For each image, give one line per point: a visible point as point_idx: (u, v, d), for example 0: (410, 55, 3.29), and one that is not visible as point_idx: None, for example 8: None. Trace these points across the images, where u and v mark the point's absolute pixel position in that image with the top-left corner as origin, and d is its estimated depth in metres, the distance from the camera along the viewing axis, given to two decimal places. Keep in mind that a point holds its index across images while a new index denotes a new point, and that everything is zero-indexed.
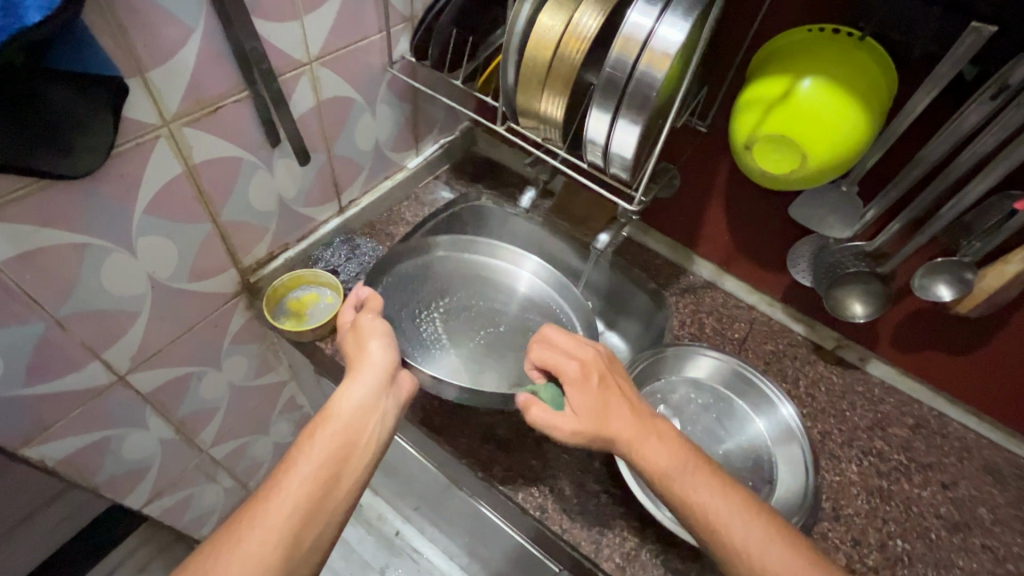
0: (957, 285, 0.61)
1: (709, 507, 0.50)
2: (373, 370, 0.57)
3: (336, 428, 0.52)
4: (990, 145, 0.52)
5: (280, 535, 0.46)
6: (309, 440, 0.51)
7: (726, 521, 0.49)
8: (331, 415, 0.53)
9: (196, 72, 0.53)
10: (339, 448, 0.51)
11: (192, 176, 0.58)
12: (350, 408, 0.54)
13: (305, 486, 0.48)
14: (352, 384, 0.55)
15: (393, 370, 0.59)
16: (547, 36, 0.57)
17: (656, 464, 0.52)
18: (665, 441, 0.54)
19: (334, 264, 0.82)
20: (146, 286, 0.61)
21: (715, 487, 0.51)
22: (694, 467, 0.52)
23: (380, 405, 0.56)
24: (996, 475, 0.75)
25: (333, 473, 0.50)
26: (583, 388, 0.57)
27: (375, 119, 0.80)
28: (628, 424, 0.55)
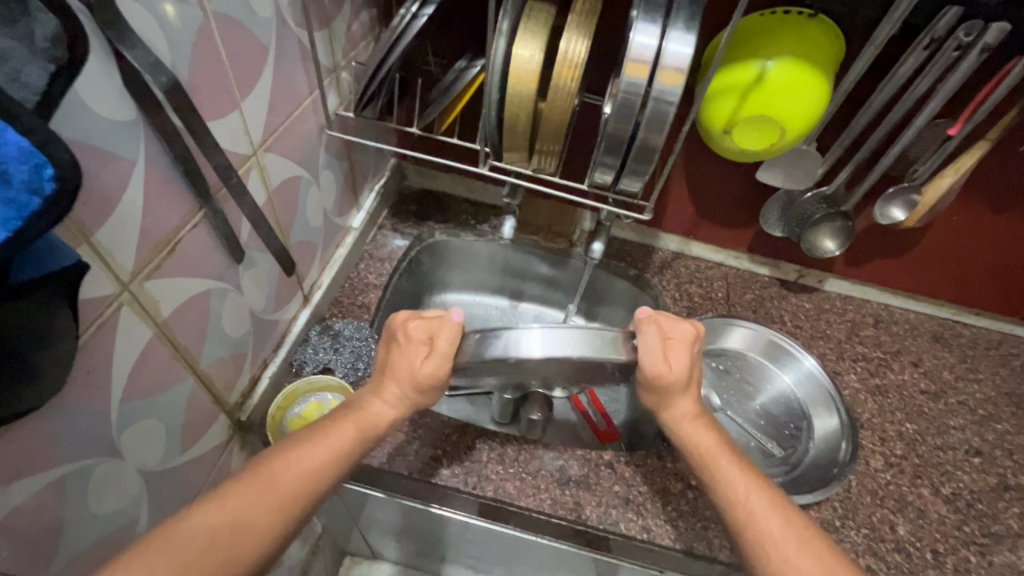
0: (907, 206, 0.71)
1: (745, 496, 0.52)
2: (414, 368, 0.53)
3: (358, 421, 0.52)
4: (924, 88, 0.60)
5: (274, 502, 0.45)
6: (332, 425, 0.51)
7: (758, 512, 0.51)
8: (360, 409, 0.53)
9: (147, 212, 0.40)
10: (357, 441, 0.51)
11: (164, 335, 0.46)
12: (367, 418, 0.53)
13: (314, 461, 0.48)
14: (381, 392, 0.54)
15: (441, 363, 0.52)
16: (528, 68, 0.52)
17: (702, 447, 0.56)
18: (711, 430, 0.57)
19: (324, 361, 0.71)
20: (140, 484, 0.48)
21: (751, 478, 0.53)
22: (734, 458, 0.55)
23: (401, 406, 0.54)
24: (941, 341, 0.91)
25: (343, 456, 0.50)
26: (685, 352, 0.54)
27: (320, 188, 0.69)
28: (690, 404, 0.57)
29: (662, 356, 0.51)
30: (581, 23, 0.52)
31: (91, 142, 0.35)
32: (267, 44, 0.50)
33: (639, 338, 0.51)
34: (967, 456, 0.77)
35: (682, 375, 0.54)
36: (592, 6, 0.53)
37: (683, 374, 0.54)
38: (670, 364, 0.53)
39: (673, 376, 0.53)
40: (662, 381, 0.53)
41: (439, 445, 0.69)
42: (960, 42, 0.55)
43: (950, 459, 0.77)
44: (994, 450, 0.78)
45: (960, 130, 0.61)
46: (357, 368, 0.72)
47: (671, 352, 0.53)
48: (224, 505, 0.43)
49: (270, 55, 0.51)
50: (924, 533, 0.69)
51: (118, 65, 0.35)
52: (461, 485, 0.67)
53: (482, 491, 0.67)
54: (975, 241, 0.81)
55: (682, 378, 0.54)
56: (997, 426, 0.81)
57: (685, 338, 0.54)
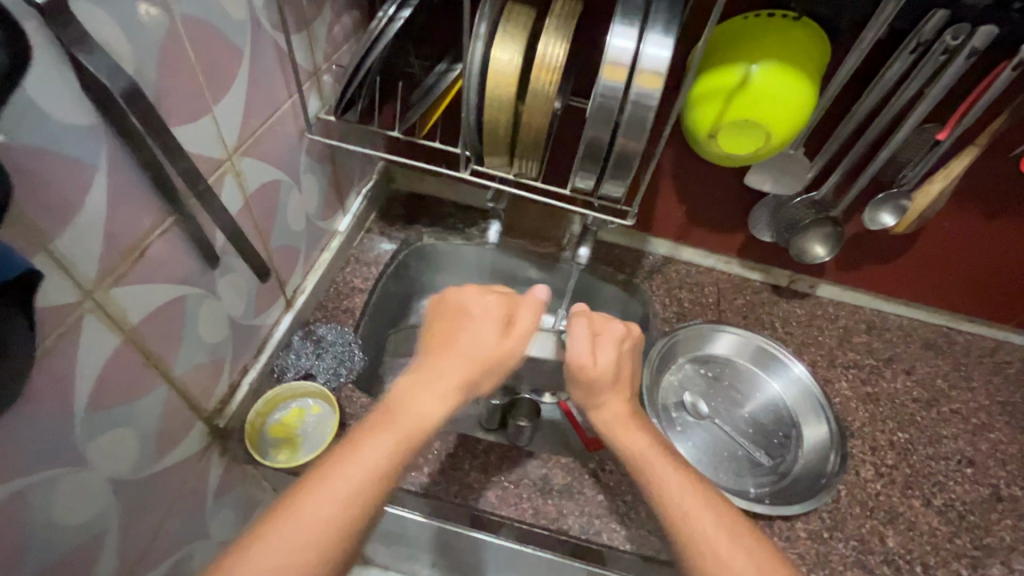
0: (897, 211, 0.71)
1: (676, 492, 0.51)
2: (491, 348, 0.52)
3: (402, 425, 0.46)
4: (912, 92, 0.59)
5: (326, 517, 0.40)
6: (372, 432, 0.46)
7: (692, 511, 0.50)
8: (403, 410, 0.47)
9: (112, 218, 0.40)
10: (398, 450, 0.45)
11: (134, 343, 0.45)
12: (414, 409, 0.47)
13: (363, 472, 0.43)
14: (425, 381, 0.49)
15: (518, 340, 0.54)
16: (506, 72, 0.52)
17: (635, 444, 0.55)
18: (644, 431, 0.57)
19: (305, 367, 0.71)
20: (110, 494, 0.47)
21: (680, 472, 0.53)
22: (667, 457, 0.54)
23: (450, 400, 0.49)
24: (935, 348, 0.89)
25: (391, 465, 0.44)
26: (615, 348, 0.58)
27: (302, 193, 0.69)
28: (622, 404, 0.58)
29: (588, 351, 0.57)
30: (560, 26, 0.51)
31: (49, 148, 0.34)
32: (242, 47, 0.50)
33: (570, 331, 0.57)
34: (959, 466, 0.76)
35: (611, 375, 0.57)
36: (571, 9, 0.52)
37: (611, 374, 0.57)
38: (596, 359, 0.57)
39: (599, 374, 0.57)
40: (588, 377, 0.57)
41: (421, 453, 0.68)
42: (947, 46, 0.54)
43: (942, 469, 0.75)
44: (987, 460, 0.77)
45: (949, 134, 0.60)
46: (339, 373, 0.72)
47: (599, 348, 0.58)
48: (277, 531, 0.39)
49: (245, 58, 0.50)
50: (914, 545, 0.68)
51: (77, 71, 0.34)
52: (443, 494, 0.66)
53: (464, 500, 0.66)
54: (967, 247, 0.80)
55: (611, 377, 0.57)
56: (991, 435, 0.80)
57: (615, 334, 0.59)
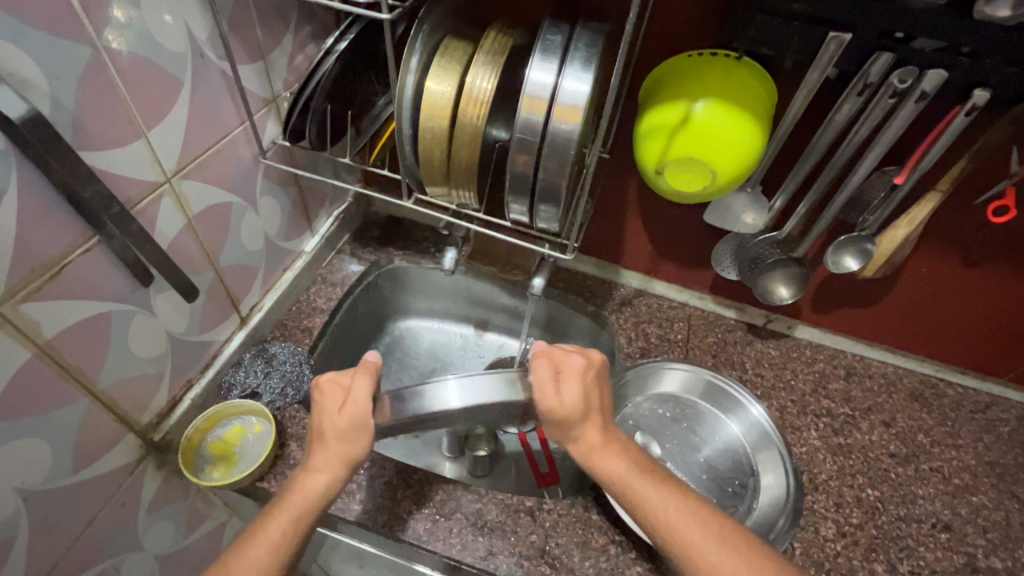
0: (862, 255, 0.67)
1: (664, 515, 0.52)
2: (337, 423, 0.53)
3: (289, 503, 0.52)
4: (865, 134, 0.57)
5: (256, 574, 0.49)
6: (271, 512, 0.52)
7: (677, 522, 0.52)
8: (294, 489, 0.53)
9: (24, 236, 0.42)
10: (289, 522, 0.51)
11: (49, 356, 0.47)
12: (307, 486, 0.53)
13: (266, 544, 0.50)
14: (312, 461, 0.53)
15: (365, 408, 0.52)
16: (438, 105, 0.53)
17: (615, 471, 0.55)
18: (623, 454, 0.56)
19: (252, 385, 0.71)
20: (18, 502, 0.48)
21: (665, 493, 0.54)
22: (647, 476, 0.55)
23: (337, 473, 0.53)
24: (921, 400, 0.83)
25: (279, 544, 0.50)
26: (579, 382, 0.54)
27: (259, 214, 0.70)
28: (596, 433, 0.55)
29: (552, 389, 0.53)
30: (489, 61, 0.52)
31: None
32: (181, 77, 0.52)
33: (533, 372, 0.53)
34: (933, 530, 0.70)
35: (578, 408, 0.54)
36: (502, 45, 0.53)
37: (578, 407, 0.54)
38: (562, 396, 0.53)
39: (567, 412, 0.53)
40: (557, 417, 0.53)
41: (357, 480, 0.68)
42: (895, 89, 0.52)
43: (912, 533, 0.70)
44: (965, 526, 0.71)
45: (906, 178, 0.57)
46: (286, 394, 0.72)
47: (564, 386, 0.53)
48: None
49: (185, 87, 0.53)
50: None
51: None
52: (371, 524, 0.65)
53: (393, 530, 0.65)
54: (948, 295, 0.76)
55: (578, 410, 0.54)
56: (972, 498, 0.74)
57: (577, 368, 0.55)
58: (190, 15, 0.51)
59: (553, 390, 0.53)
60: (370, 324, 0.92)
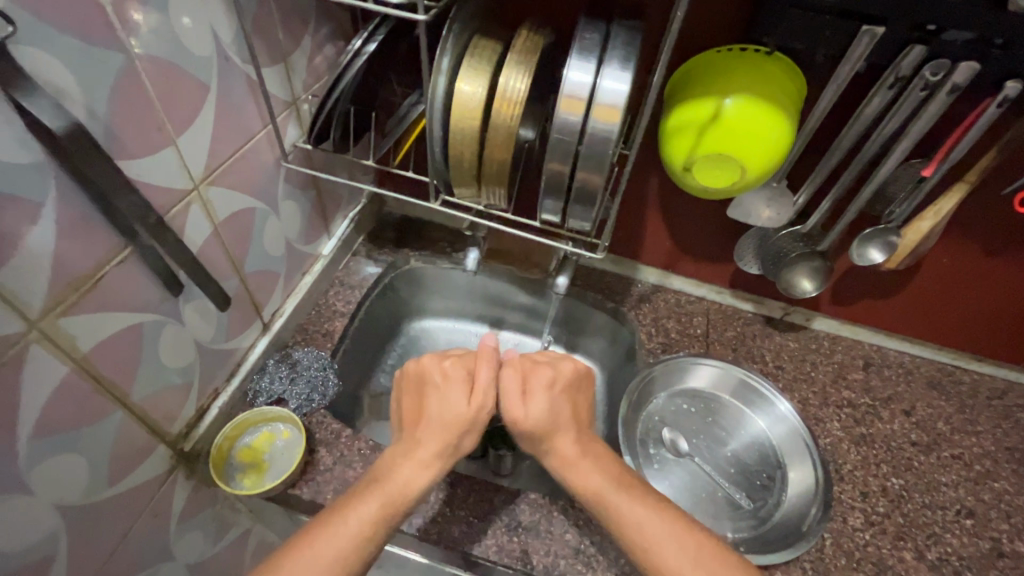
0: (886, 247, 0.68)
1: (641, 532, 0.50)
2: (457, 413, 0.56)
3: (387, 488, 0.51)
4: (894, 127, 0.57)
5: (335, 558, 0.46)
6: (360, 495, 0.50)
7: (655, 539, 0.49)
8: (388, 476, 0.52)
9: (62, 249, 0.41)
10: (385, 511, 0.49)
11: (85, 370, 0.46)
12: (404, 472, 0.52)
13: (354, 529, 0.48)
14: (420, 449, 0.54)
15: (484, 402, 0.58)
16: (469, 105, 0.52)
17: (590, 484, 0.53)
18: (597, 467, 0.55)
19: (278, 391, 0.71)
20: (58, 518, 0.48)
21: (648, 508, 0.51)
22: (626, 488, 0.53)
23: (434, 467, 0.54)
24: (939, 388, 0.84)
25: (370, 534, 0.48)
26: (548, 395, 0.59)
27: (281, 218, 0.70)
28: (571, 444, 0.56)
29: (518, 398, 0.58)
30: (521, 61, 0.51)
31: None
32: (208, 82, 0.51)
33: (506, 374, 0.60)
34: (958, 517, 0.71)
35: (551, 421, 0.57)
36: (533, 44, 0.52)
37: (552, 420, 0.57)
38: (528, 411, 0.57)
39: (540, 424, 0.56)
40: (524, 430, 0.57)
41: None
42: (927, 81, 0.52)
43: (938, 520, 0.71)
44: (989, 512, 0.72)
45: (935, 170, 0.58)
46: (312, 399, 0.72)
47: (531, 398, 0.58)
48: None
49: (211, 92, 0.52)
50: None
51: (19, 112, 0.36)
52: (405, 528, 0.65)
53: (427, 533, 0.65)
54: (967, 284, 0.77)
55: (556, 422, 0.57)
56: (994, 484, 0.75)
57: (544, 382, 0.59)
58: (216, 19, 0.50)
59: (540, 403, 0.57)
60: (388, 326, 0.91)
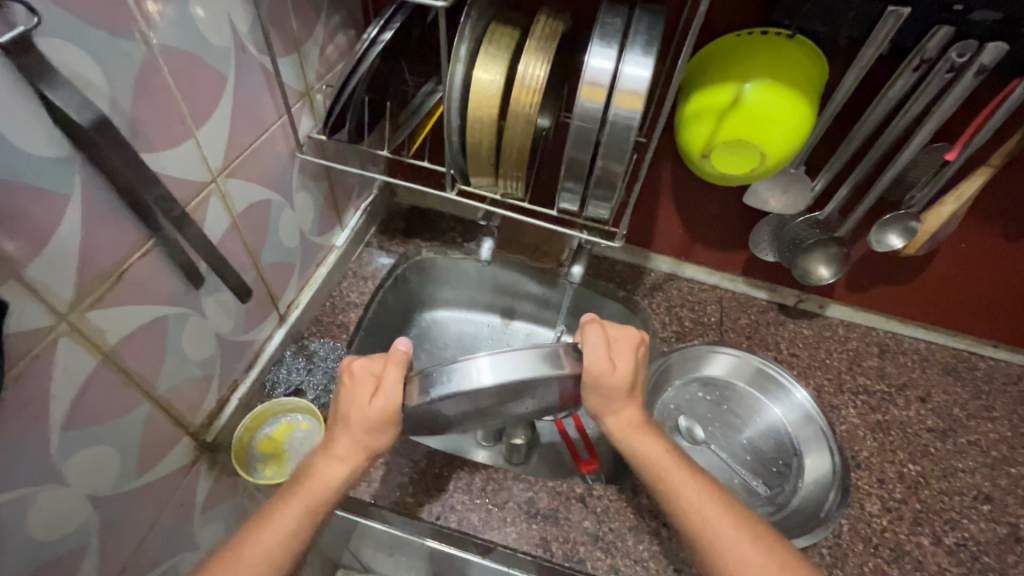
0: (906, 233, 0.68)
1: (697, 502, 0.53)
2: (371, 415, 0.51)
3: (306, 490, 0.52)
4: (917, 111, 0.56)
5: (259, 566, 0.48)
6: (283, 499, 0.52)
7: (710, 514, 0.53)
8: (308, 477, 0.53)
9: (89, 243, 0.41)
10: (307, 511, 0.51)
11: (113, 364, 0.46)
12: (328, 470, 0.53)
13: (279, 534, 0.50)
14: (336, 450, 0.53)
15: (394, 402, 0.51)
16: (488, 93, 0.51)
17: (654, 457, 0.56)
18: (660, 439, 0.57)
19: (295, 382, 0.72)
20: (89, 509, 0.48)
21: (702, 483, 0.55)
22: (684, 464, 0.56)
23: (354, 463, 0.53)
24: (954, 373, 0.84)
25: (292, 538, 0.50)
26: (631, 356, 0.54)
27: (295, 210, 0.69)
28: (638, 412, 0.56)
29: (605, 358, 0.52)
30: (541, 48, 0.51)
31: (17, 179, 0.35)
32: (226, 73, 0.51)
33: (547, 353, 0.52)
34: (975, 502, 0.71)
35: (630, 383, 0.54)
36: (552, 31, 0.52)
37: (631, 382, 0.54)
38: (615, 367, 0.53)
39: (620, 386, 0.53)
40: (606, 390, 0.53)
41: (405, 473, 0.68)
42: (953, 64, 0.52)
43: (955, 506, 0.71)
44: (1005, 497, 0.72)
45: (959, 155, 0.57)
46: (329, 389, 0.73)
47: (616, 356, 0.53)
48: None
49: (229, 83, 0.51)
50: None
51: (45, 105, 0.36)
52: (425, 516, 0.65)
53: (446, 521, 0.65)
54: (985, 269, 0.76)
55: (630, 387, 0.55)
56: (1011, 470, 0.75)
57: (631, 340, 0.55)
58: (232, 9, 0.50)
59: (620, 363, 0.53)
60: (400, 317, 0.91)
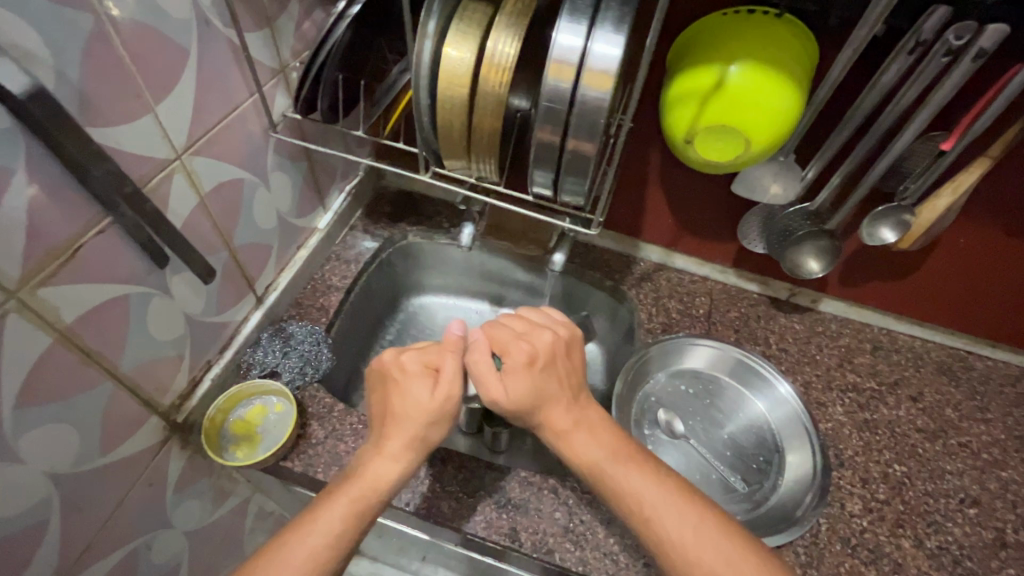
0: (899, 227, 0.65)
1: (639, 499, 0.48)
2: (424, 404, 0.52)
3: (359, 485, 0.49)
4: (912, 96, 0.53)
5: (307, 564, 0.44)
6: (331, 496, 0.48)
7: (655, 510, 0.48)
8: (360, 474, 0.50)
9: (37, 218, 0.41)
10: (354, 509, 0.48)
11: (69, 341, 0.46)
12: (375, 467, 0.50)
13: (328, 532, 0.46)
14: (384, 448, 0.51)
15: (451, 387, 0.54)
16: (458, 71, 0.49)
17: (586, 456, 0.51)
18: (595, 436, 0.52)
19: (270, 364, 0.71)
20: (49, 486, 0.48)
21: (646, 474, 0.50)
22: (624, 456, 0.51)
23: (405, 460, 0.51)
24: (949, 373, 0.81)
25: (341, 536, 0.46)
26: (526, 375, 0.54)
27: (271, 190, 0.68)
28: (564, 415, 0.53)
29: (495, 377, 0.54)
30: (512, 24, 0.49)
31: None
32: (187, 47, 0.49)
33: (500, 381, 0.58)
34: (961, 506, 0.69)
35: (527, 400, 0.53)
36: (524, 7, 0.50)
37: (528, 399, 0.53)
38: (503, 388, 0.53)
39: (513, 404, 0.53)
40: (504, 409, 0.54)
41: None
42: (950, 47, 0.48)
43: (939, 508, 0.69)
44: (993, 501, 0.70)
45: (955, 144, 0.54)
46: (305, 373, 0.72)
47: (508, 377, 0.54)
48: None
49: (191, 58, 0.50)
50: None
51: None
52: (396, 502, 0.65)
53: (417, 508, 0.65)
54: (984, 267, 0.73)
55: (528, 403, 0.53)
56: (1002, 473, 0.72)
57: (523, 360, 0.54)
58: None
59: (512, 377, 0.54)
60: (385, 301, 0.90)
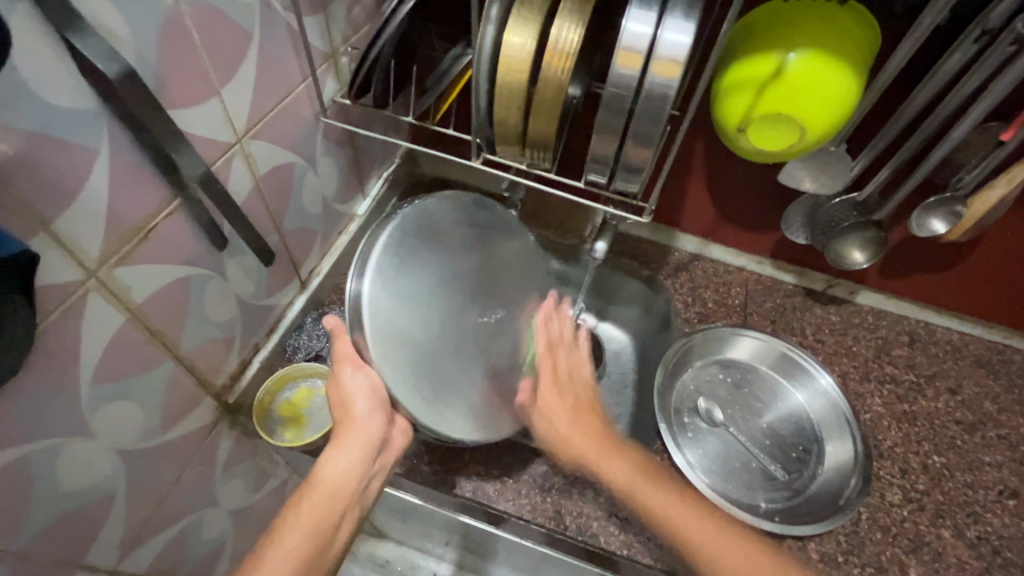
0: (950, 217, 0.64)
1: (666, 510, 0.51)
2: (360, 393, 0.54)
3: (323, 490, 0.52)
4: (975, 84, 0.52)
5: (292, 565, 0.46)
6: (296, 502, 0.50)
7: (680, 523, 0.50)
8: (319, 474, 0.52)
9: (115, 198, 0.41)
10: (325, 504, 0.51)
11: (139, 321, 0.47)
12: (336, 468, 0.53)
13: (299, 535, 0.48)
14: (338, 449, 0.54)
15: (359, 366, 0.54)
16: (518, 57, 0.49)
17: (613, 474, 0.54)
18: (623, 454, 0.56)
19: (315, 348, 0.74)
20: (116, 461, 0.49)
21: (667, 491, 0.52)
22: (646, 473, 0.54)
23: (364, 454, 0.54)
24: (987, 366, 0.81)
25: (320, 530, 0.49)
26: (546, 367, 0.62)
27: (319, 175, 0.69)
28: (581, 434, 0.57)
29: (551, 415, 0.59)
30: (575, 11, 0.49)
31: (42, 130, 0.35)
32: (250, 30, 0.50)
33: (467, 257, 0.60)
34: (1000, 497, 0.70)
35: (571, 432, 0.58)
36: None
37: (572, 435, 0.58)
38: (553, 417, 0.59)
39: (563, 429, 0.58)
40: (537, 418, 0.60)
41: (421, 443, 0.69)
42: (1018, 35, 0.48)
43: (979, 499, 0.69)
44: None
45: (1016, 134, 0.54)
46: None
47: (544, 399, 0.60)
48: None
49: (253, 42, 0.50)
50: None
51: (71, 54, 0.35)
52: (440, 485, 0.66)
53: (463, 491, 0.66)
54: None
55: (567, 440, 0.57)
56: None
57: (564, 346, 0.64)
58: None
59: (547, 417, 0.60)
60: None
